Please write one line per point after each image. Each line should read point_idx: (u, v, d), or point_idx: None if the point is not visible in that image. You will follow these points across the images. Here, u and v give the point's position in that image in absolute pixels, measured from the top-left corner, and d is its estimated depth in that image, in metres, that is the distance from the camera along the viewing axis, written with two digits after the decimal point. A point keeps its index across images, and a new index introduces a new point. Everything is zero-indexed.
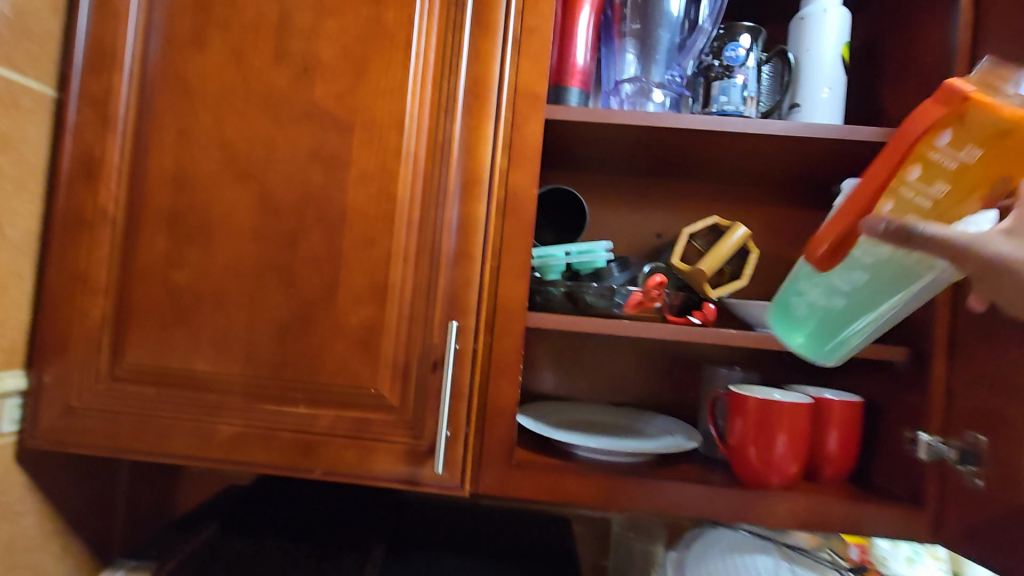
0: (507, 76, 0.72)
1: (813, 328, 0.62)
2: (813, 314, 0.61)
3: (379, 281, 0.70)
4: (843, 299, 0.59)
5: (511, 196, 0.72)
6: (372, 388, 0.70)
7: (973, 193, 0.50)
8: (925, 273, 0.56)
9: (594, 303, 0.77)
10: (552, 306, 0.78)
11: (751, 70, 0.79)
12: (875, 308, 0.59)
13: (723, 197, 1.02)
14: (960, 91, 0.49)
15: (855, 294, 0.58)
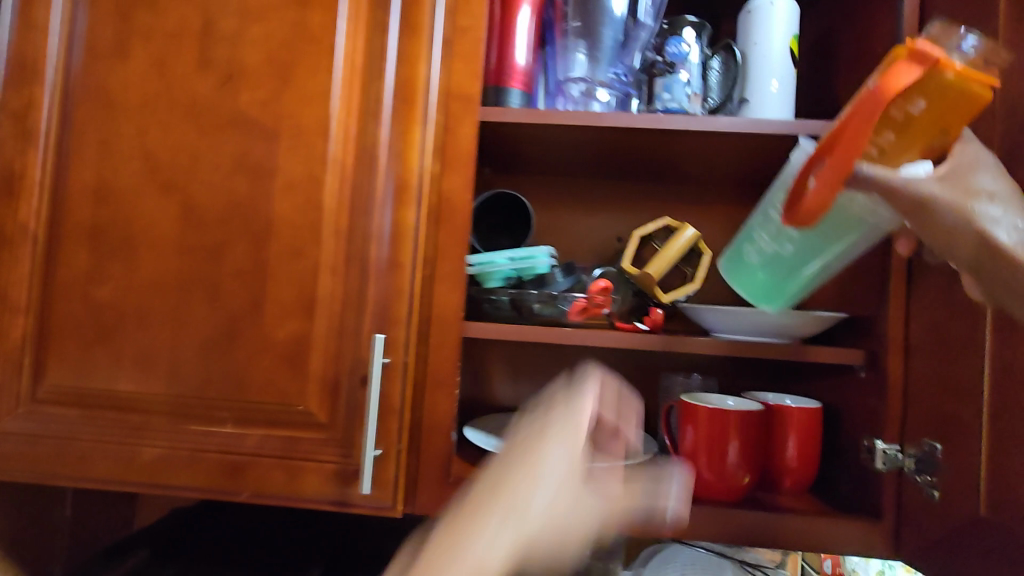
0: (437, 77, 0.70)
1: (766, 274, 0.64)
2: (766, 261, 0.63)
3: (306, 294, 0.67)
4: (793, 245, 0.60)
5: (444, 201, 0.69)
6: (300, 405, 0.67)
7: (914, 144, 0.53)
8: (869, 221, 0.56)
9: (541, 311, 0.74)
10: (495, 317, 0.76)
11: (694, 67, 0.77)
12: (825, 256, 0.59)
13: (682, 198, 1.00)
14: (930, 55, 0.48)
15: (803, 240, 0.59)
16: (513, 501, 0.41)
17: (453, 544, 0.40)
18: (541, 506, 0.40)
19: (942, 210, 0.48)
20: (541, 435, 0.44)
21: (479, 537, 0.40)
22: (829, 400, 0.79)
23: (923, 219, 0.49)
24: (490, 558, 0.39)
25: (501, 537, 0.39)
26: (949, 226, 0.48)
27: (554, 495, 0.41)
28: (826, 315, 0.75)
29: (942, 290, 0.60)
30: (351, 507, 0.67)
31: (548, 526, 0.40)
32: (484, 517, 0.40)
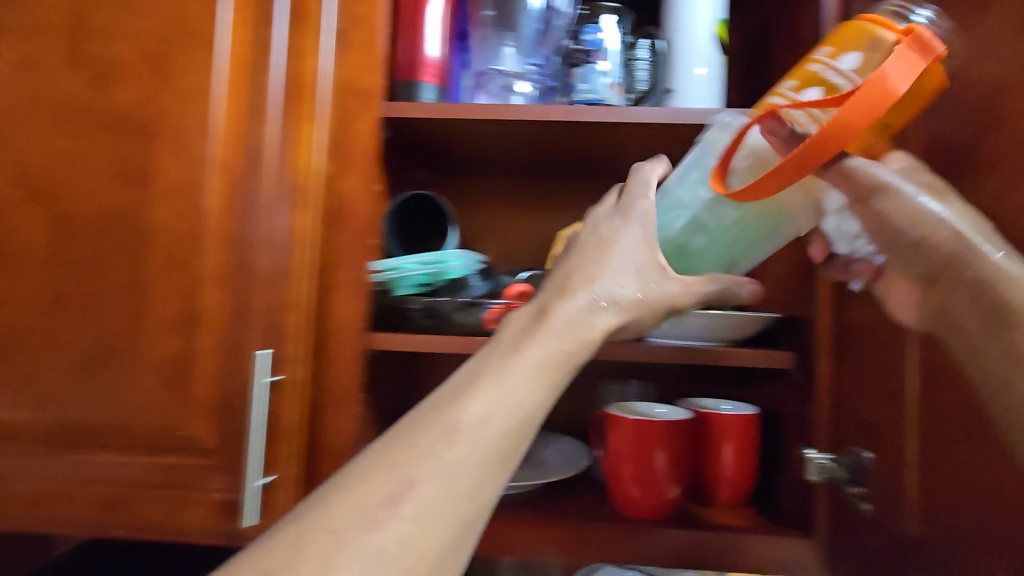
0: (329, 70, 0.64)
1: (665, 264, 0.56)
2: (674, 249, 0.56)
3: (187, 308, 0.62)
4: (706, 237, 0.55)
5: (340, 204, 0.64)
6: (182, 431, 0.61)
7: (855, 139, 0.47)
8: (781, 231, 0.55)
9: (460, 322, 0.69)
10: (413, 326, 0.70)
11: (613, 55, 0.73)
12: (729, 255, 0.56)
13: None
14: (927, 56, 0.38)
15: (718, 234, 0.55)
16: (587, 280, 0.49)
17: (526, 345, 0.45)
18: (622, 292, 0.49)
19: (891, 206, 0.44)
20: (619, 217, 0.52)
21: (547, 343, 0.45)
22: (769, 405, 0.74)
23: (876, 218, 0.46)
24: (581, 332, 0.47)
25: (589, 309, 0.48)
26: (901, 228, 0.45)
27: (631, 274, 0.50)
28: (755, 314, 0.72)
29: (868, 286, 0.56)
30: (243, 539, 0.61)
31: (615, 304, 0.48)
32: (556, 317, 0.47)
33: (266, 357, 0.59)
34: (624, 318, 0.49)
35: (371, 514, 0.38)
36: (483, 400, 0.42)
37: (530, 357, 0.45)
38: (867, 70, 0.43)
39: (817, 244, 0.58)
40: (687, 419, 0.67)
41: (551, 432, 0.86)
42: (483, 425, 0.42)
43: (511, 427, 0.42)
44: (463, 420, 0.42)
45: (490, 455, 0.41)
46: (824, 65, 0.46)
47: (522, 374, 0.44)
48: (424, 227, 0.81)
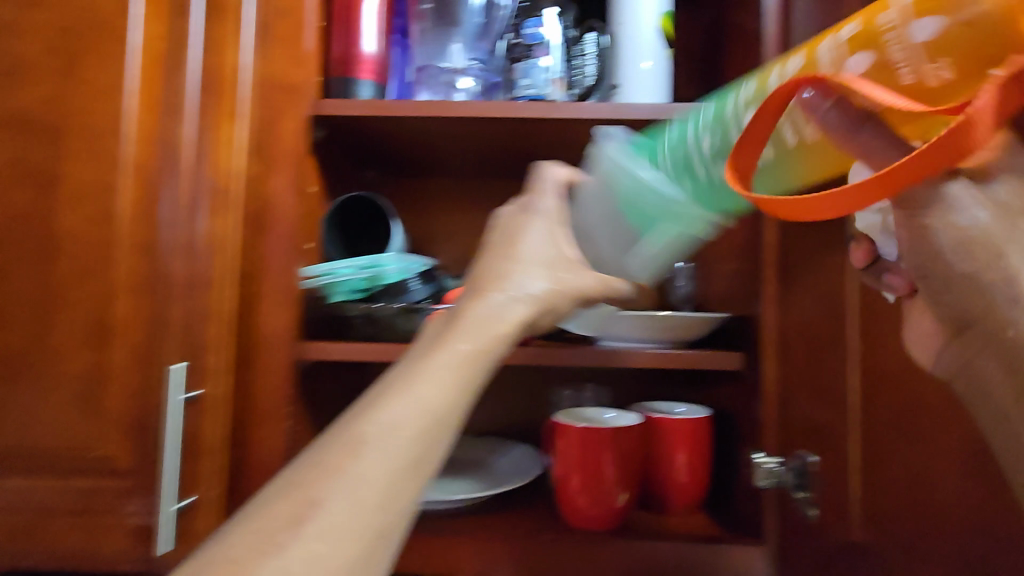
0: (250, 66, 0.61)
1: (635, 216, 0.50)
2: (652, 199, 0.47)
3: (98, 320, 0.58)
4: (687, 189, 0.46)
5: (266, 206, 0.60)
6: (94, 451, 0.57)
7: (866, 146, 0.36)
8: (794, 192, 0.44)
9: (403, 328, 0.65)
10: (355, 334, 0.66)
11: (555, 48, 0.71)
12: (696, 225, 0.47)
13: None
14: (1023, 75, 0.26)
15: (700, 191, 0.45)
16: (504, 275, 0.45)
17: (441, 342, 0.40)
18: (540, 283, 0.44)
19: (947, 229, 0.32)
20: (521, 214, 0.50)
21: (465, 334, 0.40)
22: (722, 407, 0.72)
23: (920, 243, 0.33)
24: (501, 322, 0.42)
25: (508, 300, 0.43)
26: (953, 256, 0.32)
27: (544, 266, 0.46)
28: (706, 315, 0.69)
29: (812, 282, 0.54)
30: (162, 566, 0.57)
31: (535, 293, 0.44)
32: (473, 310, 0.42)
33: (181, 372, 0.56)
34: (544, 311, 0.45)
35: (263, 545, 0.30)
36: (398, 406, 0.36)
37: (449, 351, 0.39)
38: (943, 57, 0.30)
39: (859, 247, 0.46)
40: (637, 426, 0.65)
41: (507, 438, 0.84)
42: (397, 431, 0.35)
43: (428, 431, 0.36)
44: (371, 427, 0.35)
45: (405, 462, 0.35)
46: (899, 23, 0.31)
47: (440, 371, 0.38)
48: (368, 229, 0.78)
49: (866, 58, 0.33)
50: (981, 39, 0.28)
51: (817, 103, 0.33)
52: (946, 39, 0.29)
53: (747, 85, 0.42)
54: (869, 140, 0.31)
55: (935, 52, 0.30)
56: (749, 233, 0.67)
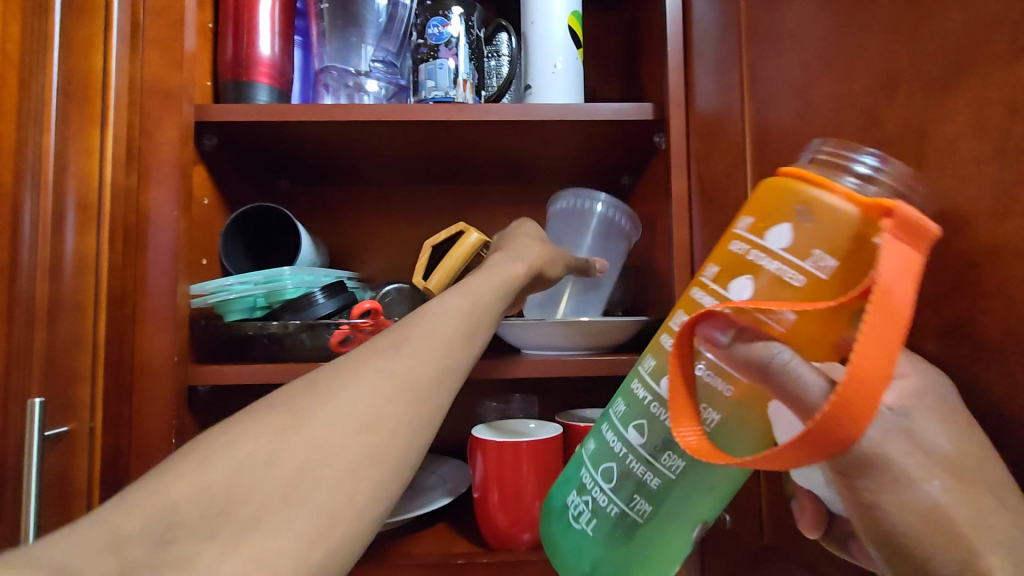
0: (118, 72, 0.57)
1: (606, 547, 0.42)
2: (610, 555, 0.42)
3: None
4: (651, 496, 0.40)
5: (145, 220, 0.56)
6: None
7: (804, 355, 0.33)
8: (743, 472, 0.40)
9: (307, 343, 0.60)
10: (258, 354, 0.61)
11: (460, 48, 0.68)
12: (681, 545, 0.41)
13: (508, 200, 0.89)
14: (917, 237, 0.28)
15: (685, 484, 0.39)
16: (516, 245, 0.55)
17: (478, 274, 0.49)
18: (544, 250, 0.56)
19: (905, 508, 0.27)
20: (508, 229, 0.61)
21: (494, 270, 0.50)
22: None
23: (877, 528, 0.28)
24: (520, 266, 0.52)
25: (524, 257, 0.53)
26: (927, 542, 0.26)
27: (544, 240, 0.58)
28: (624, 319, 0.68)
29: None
30: None
31: (541, 255, 0.55)
32: (496, 260, 0.52)
33: (40, 407, 0.48)
34: (548, 270, 0.56)
35: (362, 359, 0.36)
36: (450, 298, 0.44)
37: (489, 276, 0.49)
38: (820, 249, 0.33)
39: (803, 511, 0.38)
40: (555, 437, 0.62)
41: (437, 456, 0.80)
42: (456, 310, 0.43)
43: (476, 318, 0.44)
44: (434, 306, 0.42)
45: (464, 328, 0.42)
46: (753, 245, 0.36)
47: (480, 285, 0.47)
48: (278, 241, 0.73)
49: (747, 283, 0.35)
50: (849, 232, 0.32)
51: (719, 339, 0.31)
52: (806, 240, 0.33)
53: (643, 363, 0.42)
54: (778, 386, 0.29)
55: (808, 252, 0.33)
56: (664, 234, 0.65)
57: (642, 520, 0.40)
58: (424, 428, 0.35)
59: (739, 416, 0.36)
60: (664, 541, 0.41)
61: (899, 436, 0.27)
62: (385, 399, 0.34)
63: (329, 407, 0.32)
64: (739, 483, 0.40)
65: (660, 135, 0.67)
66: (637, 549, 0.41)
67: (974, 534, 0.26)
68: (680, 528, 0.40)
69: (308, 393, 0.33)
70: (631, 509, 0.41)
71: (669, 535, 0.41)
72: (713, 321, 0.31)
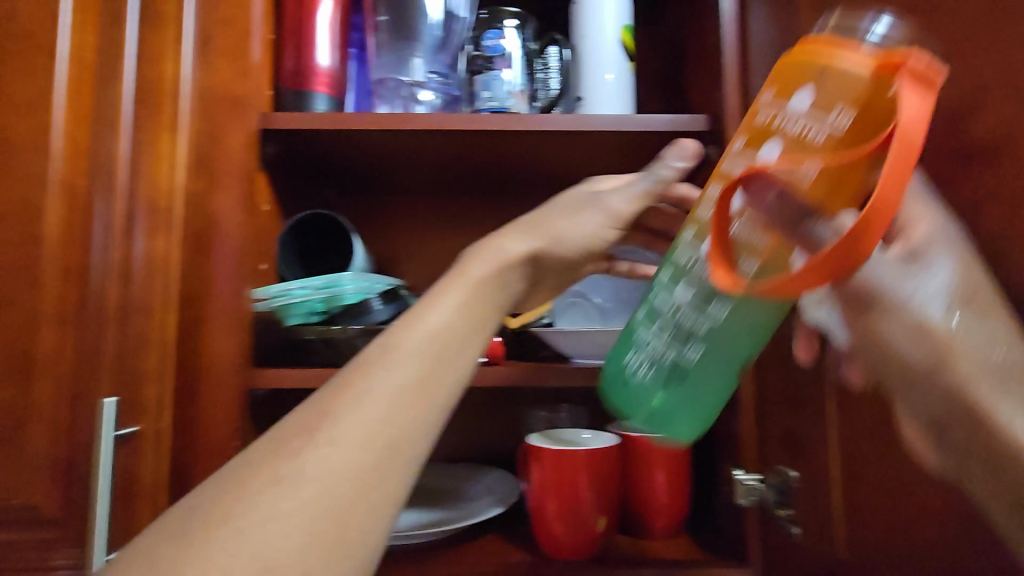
0: (190, 77, 0.57)
1: (660, 396, 0.43)
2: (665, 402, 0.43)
3: (17, 353, 0.52)
4: (701, 342, 0.41)
5: (213, 226, 0.56)
6: (16, 498, 0.51)
7: (835, 207, 0.32)
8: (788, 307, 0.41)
9: (365, 349, 0.60)
10: (317, 358, 0.61)
11: (515, 60, 0.69)
12: (729, 382, 0.43)
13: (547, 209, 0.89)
14: (919, 89, 0.29)
15: (732, 327, 0.40)
16: (521, 218, 0.45)
17: (455, 272, 0.40)
18: (560, 220, 0.44)
19: (903, 334, 0.32)
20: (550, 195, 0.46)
21: (479, 262, 0.41)
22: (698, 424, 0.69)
23: (872, 350, 0.33)
24: (511, 252, 0.42)
25: (523, 235, 0.43)
26: (914, 356, 0.32)
27: (571, 203, 0.45)
28: None
29: None
30: None
31: (549, 232, 0.43)
32: (488, 241, 0.42)
33: (112, 406, 0.52)
34: (557, 248, 0.43)
35: (266, 467, 0.32)
36: (395, 337, 0.37)
37: (467, 275, 0.40)
38: (839, 105, 0.33)
39: (800, 340, 0.44)
40: (612, 447, 0.62)
41: (486, 463, 0.80)
42: (404, 352, 0.36)
43: (436, 353, 0.37)
44: (376, 349, 0.36)
45: (408, 384, 0.35)
46: (780, 109, 0.35)
47: (448, 298, 0.39)
48: (326, 247, 0.73)
49: (773, 148, 0.35)
50: (865, 89, 0.32)
51: (759, 199, 0.33)
52: (828, 96, 0.33)
53: (686, 233, 0.42)
54: (816, 230, 0.32)
55: (830, 110, 0.33)
56: None
57: (690, 369, 0.42)
58: (352, 537, 0.32)
59: (769, 266, 0.35)
60: (709, 387, 0.42)
61: (899, 273, 0.32)
62: (286, 525, 0.30)
63: (217, 545, 0.30)
64: (776, 322, 0.41)
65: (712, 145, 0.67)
66: (687, 390, 0.42)
67: (953, 350, 0.31)
68: (728, 367, 0.42)
69: (235, 482, 0.32)
70: (681, 354, 0.42)
71: (714, 380, 0.42)
72: (756, 185, 0.32)
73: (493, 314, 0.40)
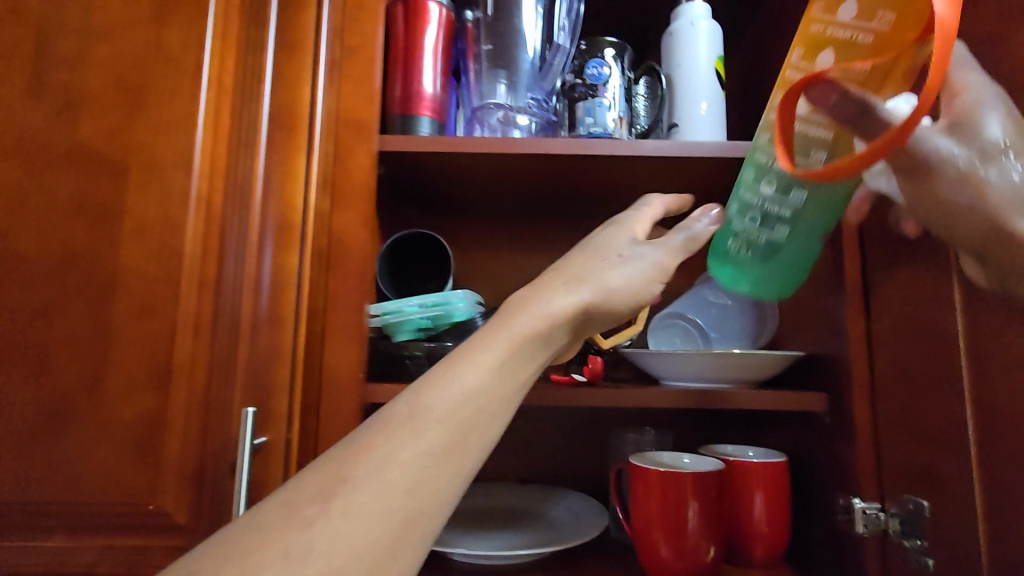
0: (324, 101, 0.60)
1: (768, 269, 0.47)
2: (769, 271, 0.47)
3: (159, 363, 0.55)
4: (791, 210, 0.45)
5: (337, 244, 0.59)
6: (150, 504, 0.54)
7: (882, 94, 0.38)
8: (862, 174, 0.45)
9: None
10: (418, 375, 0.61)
11: (616, 88, 0.70)
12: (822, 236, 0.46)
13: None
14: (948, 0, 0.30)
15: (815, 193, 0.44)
16: (569, 269, 0.47)
17: (493, 329, 0.42)
18: (610, 273, 0.46)
19: (958, 192, 0.35)
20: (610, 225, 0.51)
21: (515, 321, 0.42)
22: (794, 450, 0.69)
23: (939, 212, 0.36)
24: (557, 306, 0.44)
25: (570, 286, 0.45)
26: (966, 213, 0.35)
27: (620, 255, 0.48)
28: (780, 353, 0.65)
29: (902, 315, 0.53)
30: None
31: (596, 285, 0.46)
32: (532, 299, 0.44)
33: (252, 416, 0.53)
34: (603, 301, 0.45)
35: (286, 522, 0.32)
36: (429, 395, 0.38)
37: (501, 335, 0.42)
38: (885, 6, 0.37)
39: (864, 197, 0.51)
40: (716, 471, 0.62)
41: (556, 486, 0.80)
42: (433, 415, 0.37)
43: (466, 418, 0.38)
44: (404, 410, 0.37)
45: (436, 447, 0.36)
46: (832, 24, 0.39)
47: (482, 358, 0.40)
48: (422, 267, 0.75)
49: (829, 53, 0.40)
50: None
51: (824, 100, 0.35)
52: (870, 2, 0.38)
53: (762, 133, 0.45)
54: (873, 124, 0.34)
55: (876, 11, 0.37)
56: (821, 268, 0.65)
57: (780, 244, 0.46)
58: None
59: (837, 150, 0.40)
60: (798, 255, 0.47)
61: (948, 138, 0.35)
62: None
63: None
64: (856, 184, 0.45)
65: None
66: (789, 257, 0.47)
67: (1001, 198, 0.34)
68: (819, 226, 0.46)
69: (246, 546, 0.32)
70: (776, 230, 0.46)
71: (801, 249, 0.46)
72: (819, 91, 0.35)
73: (525, 374, 0.42)
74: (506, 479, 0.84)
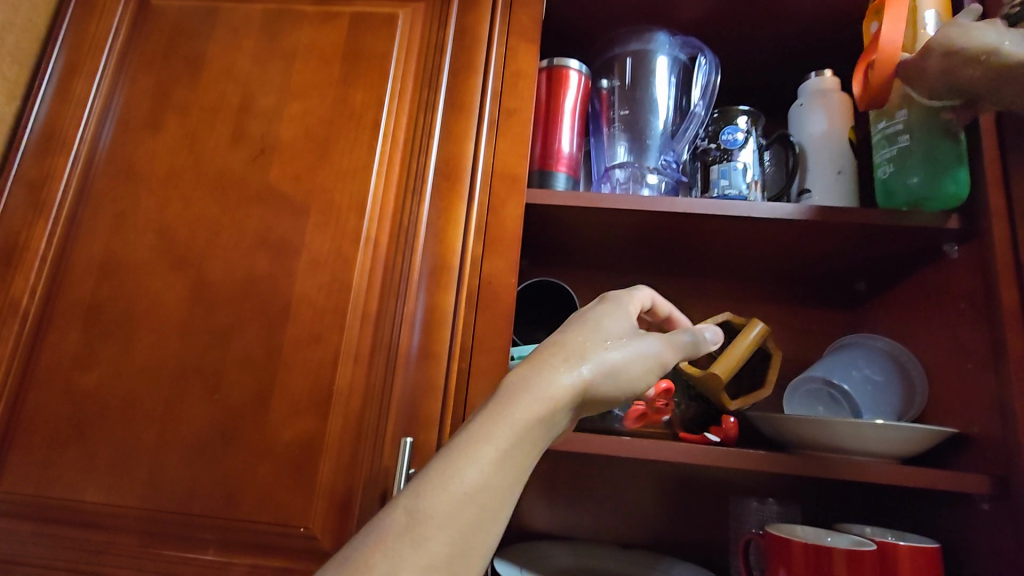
0: (484, 155, 0.65)
1: (922, 179, 0.63)
2: (924, 178, 0.63)
3: (322, 389, 0.58)
4: (905, 134, 0.64)
5: (486, 286, 0.62)
6: (301, 526, 0.55)
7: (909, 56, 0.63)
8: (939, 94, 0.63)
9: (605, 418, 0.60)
10: None
11: (751, 153, 0.73)
12: (947, 138, 0.62)
13: (733, 296, 0.88)
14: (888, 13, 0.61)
15: (914, 120, 0.64)
16: (569, 344, 0.42)
17: (490, 414, 0.36)
18: (613, 353, 0.42)
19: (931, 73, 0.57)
20: (601, 303, 0.47)
21: (517, 406, 0.36)
22: (945, 537, 0.64)
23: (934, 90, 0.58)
24: (559, 388, 0.38)
25: (572, 366, 0.40)
26: (942, 78, 0.56)
27: (620, 336, 0.44)
28: (929, 427, 0.61)
29: None
30: None
31: (598, 365, 0.41)
32: (530, 379, 0.38)
33: (410, 446, 0.56)
34: (607, 383, 0.41)
35: None
36: (426, 494, 0.32)
37: (502, 422, 0.35)
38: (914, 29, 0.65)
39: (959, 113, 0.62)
40: (868, 549, 0.58)
41: (666, 555, 0.77)
42: (434, 523, 0.32)
43: (468, 524, 0.32)
44: (401, 520, 0.32)
45: (439, 559, 0.31)
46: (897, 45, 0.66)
47: (483, 450, 0.34)
48: (547, 316, 0.76)
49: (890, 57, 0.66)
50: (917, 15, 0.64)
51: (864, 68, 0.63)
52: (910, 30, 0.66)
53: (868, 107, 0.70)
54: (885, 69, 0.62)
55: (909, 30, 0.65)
56: (975, 341, 0.62)
57: (909, 145, 0.64)
58: None
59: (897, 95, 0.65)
60: (933, 147, 0.62)
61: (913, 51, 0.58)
62: None
63: None
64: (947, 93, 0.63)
65: (952, 244, 0.66)
66: (932, 159, 0.63)
67: (944, 62, 0.55)
68: (936, 130, 0.63)
69: None
70: (904, 149, 0.64)
71: (934, 149, 0.62)
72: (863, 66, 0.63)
73: (530, 468, 0.36)
74: (610, 542, 0.81)
